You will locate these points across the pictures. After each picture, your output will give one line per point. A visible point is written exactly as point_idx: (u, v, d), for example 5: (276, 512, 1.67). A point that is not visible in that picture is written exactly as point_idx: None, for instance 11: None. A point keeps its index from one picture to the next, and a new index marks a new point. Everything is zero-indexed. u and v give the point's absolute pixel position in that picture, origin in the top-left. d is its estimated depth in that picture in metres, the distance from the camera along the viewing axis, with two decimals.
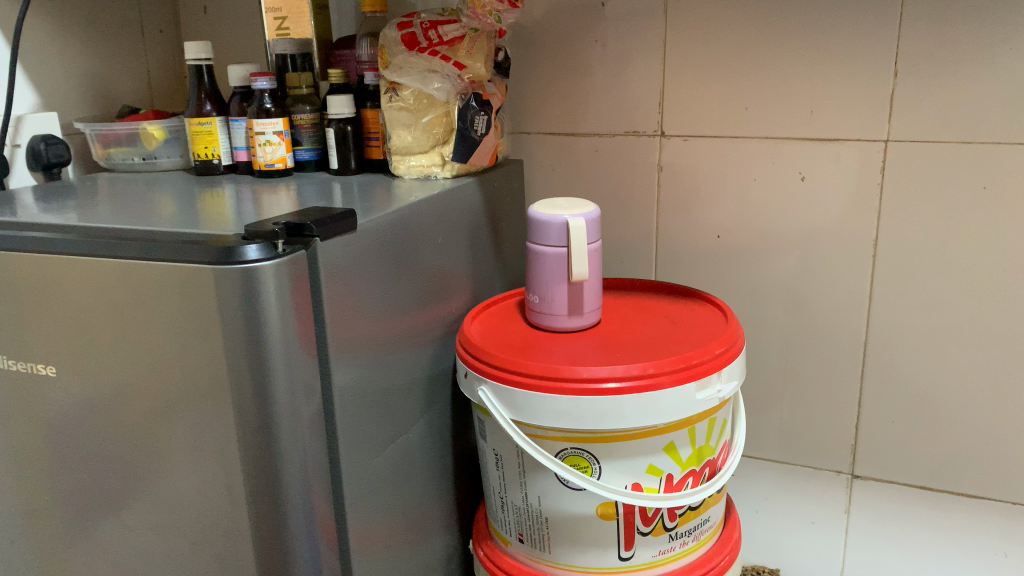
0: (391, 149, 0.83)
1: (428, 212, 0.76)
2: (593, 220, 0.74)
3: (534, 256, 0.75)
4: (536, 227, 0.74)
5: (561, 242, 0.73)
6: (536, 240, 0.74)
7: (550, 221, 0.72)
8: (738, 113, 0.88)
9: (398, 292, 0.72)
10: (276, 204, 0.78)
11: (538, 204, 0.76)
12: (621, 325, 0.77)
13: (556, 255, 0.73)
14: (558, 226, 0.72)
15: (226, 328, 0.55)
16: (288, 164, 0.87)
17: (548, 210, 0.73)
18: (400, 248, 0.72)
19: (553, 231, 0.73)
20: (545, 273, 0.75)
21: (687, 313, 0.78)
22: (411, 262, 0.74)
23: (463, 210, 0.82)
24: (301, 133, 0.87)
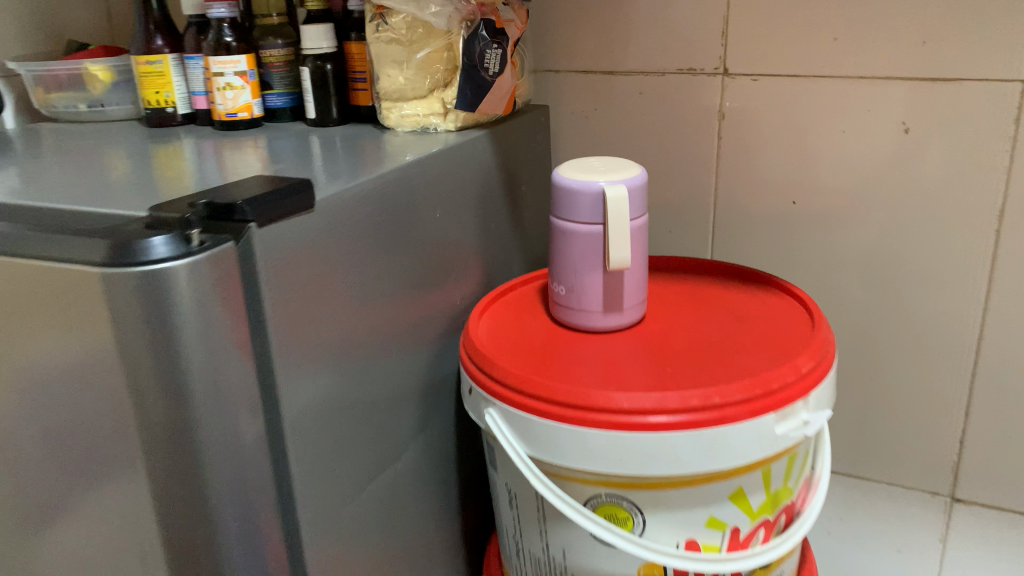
0: (380, 93, 0.66)
1: (427, 177, 0.59)
2: (638, 190, 0.56)
3: (561, 235, 0.58)
4: (563, 197, 0.56)
5: (595, 218, 0.56)
6: (563, 214, 0.57)
7: (581, 190, 0.55)
8: (825, 46, 0.68)
9: (385, 283, 0.56)
10: (241, 163, 0.61)
11: (566, 167, 0.58)
12: (671, 325, 0.60)
13: (589, 235, 0.56)
14: (592, 197, 0.55)
15: (125, 356, 0.39)
16: (256, 113, 0.70)
17: (580, 175, 0.56)
18: (387, 227, 0.55)
19: (585, 204, 0.55)
20: (573, 258, 0.58)
21: (758, 308, 0.61)
22: (403, 244, 0.57)
23: (473, 172, 0.65)
24: (271, 74, 0.70)
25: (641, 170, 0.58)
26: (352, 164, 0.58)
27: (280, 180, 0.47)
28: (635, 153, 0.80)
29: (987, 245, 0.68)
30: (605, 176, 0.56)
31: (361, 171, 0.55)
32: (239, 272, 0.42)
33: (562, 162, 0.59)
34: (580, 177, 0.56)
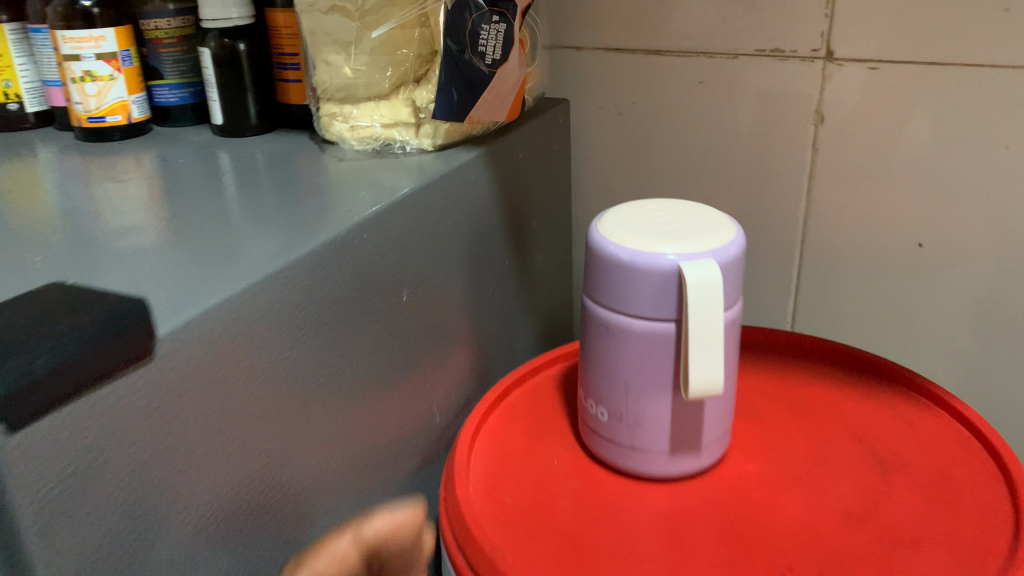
0: (318, 90, 0.43)
1: (380, 236, 0.37)
2: (737, 265, 0.34)
3: (602, 334, 0.36)
4: (608, 276, 0.34)
5: (664, 314, 0.34)
6: (608, 302, 0.35)
7: (642, 267, 0.33)
8: (991, 19, 0.44)
9: (317, 422, 0.34)
10: (113, 200, 0.39)
11: (611, 223, 0.36)
12: (770, 469, 0.39)
13: (652, 340, 0.34)
14: (660, 281, 0.33)
15: None
16: (136, 116, 0.47)
17: (638, 240, 0.34)
18: (315, 332, 0.33)
19: (647, 290, 0.33)
20: (623, 371, 0.36)
21: (903, 440, 0.39)
22: (343, 351, 0.35)
23: (454, 214, 0.42)
24: (159, 58, 0.48)
25: (735, 229, 0.36)
26: (258, 220, 0.35)
27: (128, 305, 0.26)
28: (684, 160, 0.56)
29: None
30: (679, 242, 0.34)
31: (273, 239, 0.33)
32: None
33: (600, 214, 0.37)
34: (638, 244, 0.34)
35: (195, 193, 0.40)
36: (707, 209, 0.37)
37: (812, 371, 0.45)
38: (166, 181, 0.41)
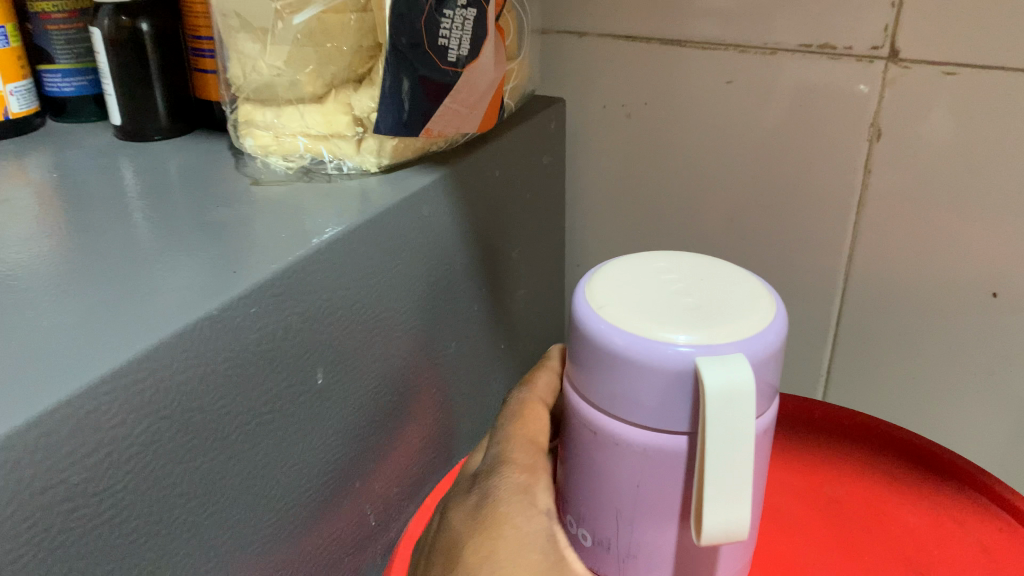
0: (234, 87, 0.33)
1: (276, 308, 0.26)
2: (777, 362, 0.23)
3: (584, 442, 0.25)
4: (593, 366, 0.23)
5: (672, 429, 0.23)
6: (594, 401, 0.24)
7: (641, 363, 0.22)
8: None
9: (207, 565, 0.25)
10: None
11: (602, 285, 0.25)
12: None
13: (654, 462, 0.23)
14: (667, 383, 0.22)
15: None
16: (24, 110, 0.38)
17: (637, 318, 0.23)
18: (194, 448, 0.23)
19: (647, 394, 0.22)
20: (611, 496, 0.25)
21: (975, 568, 0.31)
22: (248, 462, 0.25)
23: (394, 248, 0.31)
24: (50, 37, 0.38)
25: (776, 307, 0.24)
26: (122, 268, 0.25)
27: None
28: (705, 178, 0.44)
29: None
30: (696, 325, 0.23)
31: (179, 300, 0.24)
32: None
33: (591, 270, 0.26)
34: (636, 325, 0.23)
35: (89, 211, 0.30)
36: (739, 272, 0.26)
37: (856, 457, 0.36)
38: (44, 196, 0.32)
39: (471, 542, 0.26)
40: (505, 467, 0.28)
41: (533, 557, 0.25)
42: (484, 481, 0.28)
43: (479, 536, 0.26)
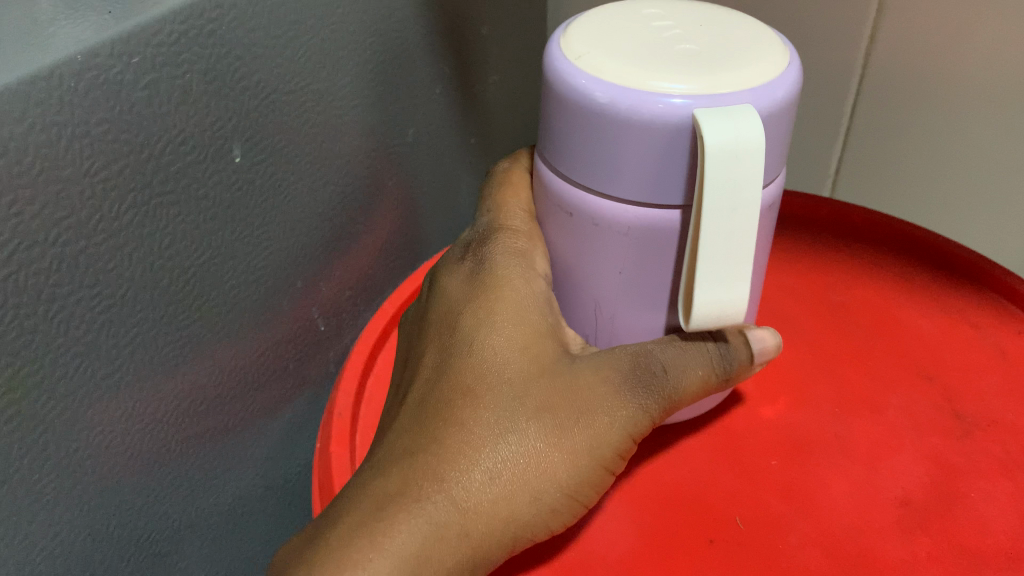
0: None
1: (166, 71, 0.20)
2: (789, 117, 0.19)
3: (560, 222, 0.21)
4: (569, 128, 0.19)
5: (663, 203, 0.19)
6: (570, 172, 0.20)
7: (626, 121, 0.18)
8: None
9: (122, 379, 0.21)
10: None
11: (583, 28, 0.20)
12: (798, 415, 0.27)
13: (639, 243, 0.20)
14: (657, 145, 0.18)
15: None
16: None
17: (624, 64, 0.18)
18: (86, 236, 0.19)
19: (633, 160, 0.18)
20: (589, 284, 0.22)
21: (995, 375, 0.27)
22: (146, 260, 0.21)
23: (327, 6, 0.25)
24: None
25: (791, 54, 0.20)
26: None
27: None
28: None
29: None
30: (695, 72, 0.18)
31: (43, 36, 0.18)
32: None
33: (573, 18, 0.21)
34: (622, 73, 0.18)
35: None
36: (746, 14, 0.21)
37: (861, 261, 0.33)
38: None
39: (461, 309, 0.23)
40: (502, 229, 0.24)
41: (527, 328, 0.22)
42: (484, 248, 0.24)
43: (467, 305, 0.23)
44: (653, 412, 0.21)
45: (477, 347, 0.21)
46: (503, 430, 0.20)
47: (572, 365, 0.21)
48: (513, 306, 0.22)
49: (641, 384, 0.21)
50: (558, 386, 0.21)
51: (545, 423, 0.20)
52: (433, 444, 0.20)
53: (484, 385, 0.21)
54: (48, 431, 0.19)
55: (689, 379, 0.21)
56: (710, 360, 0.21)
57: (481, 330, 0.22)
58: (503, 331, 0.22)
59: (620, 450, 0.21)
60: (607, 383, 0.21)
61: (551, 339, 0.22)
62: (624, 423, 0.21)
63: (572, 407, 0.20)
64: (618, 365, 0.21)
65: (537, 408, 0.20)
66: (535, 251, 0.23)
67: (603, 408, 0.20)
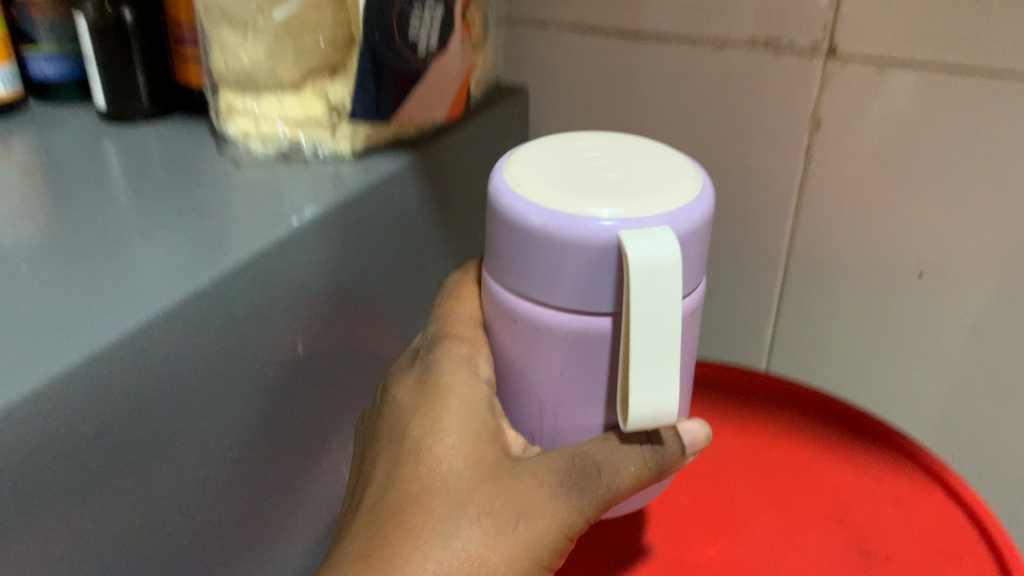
0: (215, 76, 0.35)
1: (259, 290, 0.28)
2: (700, 241, 0.24)
3: (507, 327, 0.26)
4: (512, 247, 0.24)
5: (596, 305, 0.23)
6: (515, 286, 0.24)
7: (567, 240, 0.23)
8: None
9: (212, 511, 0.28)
10: None
11: (520, 166, 0.26)
12: (731, 554, 0.33)
13: (579, 338, 0.24)
14: (592, 257, 0.23)
15: None
16: (9, 95, 0.39)
17: (562, 197, 0.23)
18: (193, 408, 0.26)
19: (571, 270, 0.23)
20: (539, 380, 0.26)
21: (891, 518, 0.34)
22: (231, 422, 0.28)
23: (377, 228, 0.34)
24: (34, 25, 0.39)
25: (702, 185, 0.25)
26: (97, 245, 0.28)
27: None
28: None
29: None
30: (619, 200, 0.23)
31: (172, 281, 0.26)
32: None
33: (507, 153, 0.27)
34: (562, 202, 0.23)
35: (59, 187, 0.33)
36: (662, 153, 0.27)
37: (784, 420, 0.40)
38: (22, 175, 0.34)
39: (413, 421, 0.27)
40: (451, 340, 0.29)
41: (471, 438, 0.26)
42: (431, 355, 0.29)
43: (424, 417, 0.27)
44: (583, 508, 0.25)
45: (428, 457, 0.26)
46: (449, 529, 0.25)
47: (512, 471, 0.26)
48: (461, 421, 0.27)
49: (571, 485, 0.25)
50: (498, 490, 0.25)
51: (484, 521, 0.25)
52: (389, 539, 0.25)
53: (435, 491, 0.25)
54: (151, 559, 0.26)
55: (621, 478, 0.25)
56: (642, 455, 0.25)
57: (432, 441, 0.26)
58: (452, 443, 0.26)
59: (555, 545, 0.25)
60: (542, 486, 0.25)
61: (493, 449, 0.26)
62: (555, 519, 0.25)
63: (508, 507, 0.25)
64: (554, 467, 0.25)
65: (478, 510, 0.25)
66: (479, 356, 0.28)
67: (535, 508, 0.25)
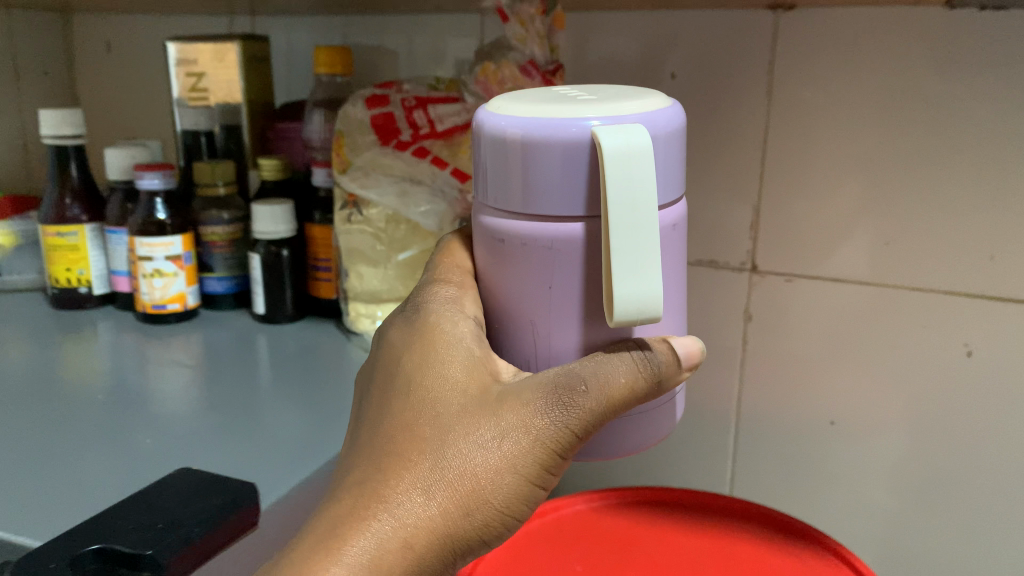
0: (347, 292, 0.54)
1: None
2: (670, 135, 0.31)
3: (500, 233, 0.32)
4: (500, 160, 0.31)
5: (581, 205, 0.30)
6: (506, 196, 0.31)
7: (552, 138, 0.30)
8: (874, 251, 0.58)
9: None
10: (168, 381, 0.51)
11: (505, 103, 0.33)
12: None
13: (565, 238, 0.31)
14: (574, 151, 0.30)
15: None
16: (189, 303, 0.58)
17: (544, 109, 0.31)
18: None
19: (557, 171, 0.30)
20: (537, 270, 0.32)
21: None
22: None
23: None
24: (213, 256, 0.58)
25: (669, 102, 0.33)
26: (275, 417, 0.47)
27: (207, 499, 0.34)
28: None
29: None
30: (598, 109, 0.30)
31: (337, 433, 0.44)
32: None
33: (490, 101, 0.34)
34: (543, 113, 0.30)
35: (230, 377, 0.52)
36: (634, 89, 0.35)
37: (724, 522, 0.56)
38: (200, 364, 0.53)
39: (421, 357, 0.34)
40: (443, 287, 0.37)
41: (472, 372, 0.33)
42: (427, 302, 0.37)
43: (419, 364, 0.34)
44: (568, 425, 0.31)
45: (438, 387, 0.33)
46: (457, 440, 0.31)
47: (507, 391, 0.32)
48: (452, 357, 0.34)
49: (549, 404, 0.31)
50: (496, 408, 0.32)
51: (482, 434, 0.31)
52: (409, 457, 0.32)
53: (430, 423, 0.32)
54: None
55: (608, 384, 0.31)
56: (623, 363, 0.31)
57: (441, 370, 0.33)
58: (443, 382, 0.33)
59: (540, 459, 0.31)
60: (532, 401, 0.31)
61: (481, 386, 0.33)
62: (538, 436, 0.31)
63: (493, 426, 0.32)
64: (534, 391, 0.31)
65: (468, 430, 0.32)
66: (466, 301, 0.36)
67: (520, 425, 0.31)
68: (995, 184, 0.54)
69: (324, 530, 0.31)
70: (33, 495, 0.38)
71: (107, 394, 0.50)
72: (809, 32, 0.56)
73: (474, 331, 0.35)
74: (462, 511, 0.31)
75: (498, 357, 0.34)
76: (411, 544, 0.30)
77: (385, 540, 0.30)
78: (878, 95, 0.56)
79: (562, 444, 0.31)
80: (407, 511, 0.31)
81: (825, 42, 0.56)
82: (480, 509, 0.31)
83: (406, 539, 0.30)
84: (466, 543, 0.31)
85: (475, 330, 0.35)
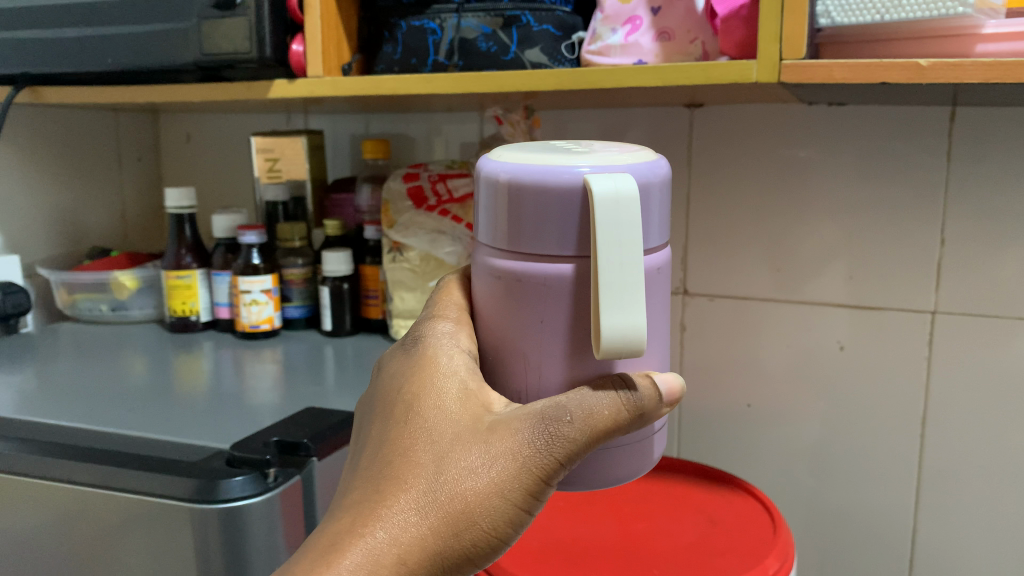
0: (392, 310, 0.77)
1: None
2: (656, 184, 0.34)
3: (496, 265, 0.36)
4: (496, 200, 0.35)
5: (572, 245, 0.34)
6: (503, 232, 0.35)
7: (546, 182, 0.33)
8: (770, 276, 0.81)
9: None
10: (261, 373, 0.72)
11: (506, 152, 0.37)
12: (643, 513, 0.67)
13: (556, 276, 0.34)
14: (566, 196, 0.33)
15: (198, 552, 0.46)
16: (275, 323, 0.81)
17: (538, 158, 0.35)
18: None
19: (549, 212, 0.33)
20: (530, 300, 0.35)
21: (729, 511, 0.67)
22: None
23: None
24: (290, 289, 0.83)
25: (656, 157, 0.37)
26: (345, 391, 0.67)
27: (328, 416, 0.56)
28: None
29: (921, 396, 0.77)
30: (588, 160, 0.34)
31: None
32: (301, 496, 0.50)
33: (491, 150, 0.38)
34: (535, 161, 0.34)
35: (308, 369, 0.73)
36: (629, 144, 0.38)
37: (669, 466, 0.75)
38: (283, 362, 0.75)
39: (416, 382, 0.38)
40: (438, 316, 0.40)
41: (467, 402, 0.36)
42: (421, 331, 0.40)
43: (416, 393, 0.37)
44: (552, 452, 0.34)
45: (431, 414, 0.36)
46: (449, 462, 0.35)
47: (499, 421, 0.35)
48: (446, 388, 0.37)
49: (535, 433, 0.34)
50: (485, 436, 0.35)
51: (471, 460, 0.35)
52: (403, 477, 0.35)
53: (426, 448, 0.35)
54: None
55: (592, 414, 0.34)
56: (611, 398, 0.34)
57: (436, 398, 0.37)
58: (438, 411, 0.36)
59: (527, 485, 0.34)
60: (519, 430, 0.34)
61: (473, 417, 0.36)
62: (525, 461, 0.34)
63: (484, 453, 0.35)
64: (522, 421, 0.34)
65: (460, 456, 0.35)
66: (462, 332, 0.39)
67: (509, 452, 0.34)
68: (847, 224, 0.77)
69: (324, 544, 0.34)
70: (211, 423, 0.59)
71: (208, 386, 0.68)
72: (717, 122, 0.81)
73: (469, 364, 0.38)
74: (451, 530, 0.34)
75: (490, 390, 0.37)
76: (404, 559, 0.33)
77: (379, 554, 0.33)
78: (765, 165, 0.80)
79: (547, 470, 0.34)
80: (401, 528, 0.34)
81: (728, 132, 0.81)
82: (468, 529, 0.34)
83: (400, 554, 0.33)
84: (455, 560, 0.34)
85: (469, 363, 0.38)
